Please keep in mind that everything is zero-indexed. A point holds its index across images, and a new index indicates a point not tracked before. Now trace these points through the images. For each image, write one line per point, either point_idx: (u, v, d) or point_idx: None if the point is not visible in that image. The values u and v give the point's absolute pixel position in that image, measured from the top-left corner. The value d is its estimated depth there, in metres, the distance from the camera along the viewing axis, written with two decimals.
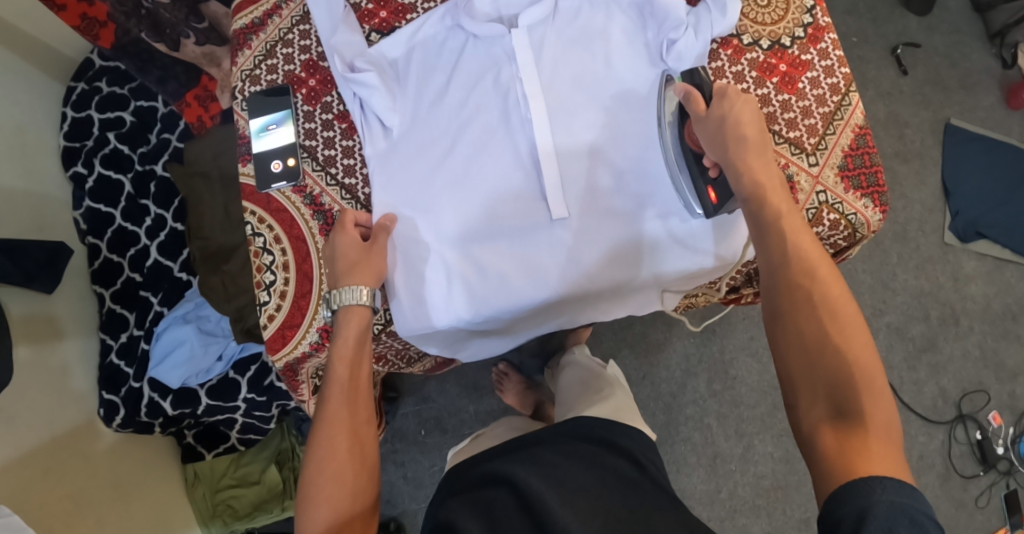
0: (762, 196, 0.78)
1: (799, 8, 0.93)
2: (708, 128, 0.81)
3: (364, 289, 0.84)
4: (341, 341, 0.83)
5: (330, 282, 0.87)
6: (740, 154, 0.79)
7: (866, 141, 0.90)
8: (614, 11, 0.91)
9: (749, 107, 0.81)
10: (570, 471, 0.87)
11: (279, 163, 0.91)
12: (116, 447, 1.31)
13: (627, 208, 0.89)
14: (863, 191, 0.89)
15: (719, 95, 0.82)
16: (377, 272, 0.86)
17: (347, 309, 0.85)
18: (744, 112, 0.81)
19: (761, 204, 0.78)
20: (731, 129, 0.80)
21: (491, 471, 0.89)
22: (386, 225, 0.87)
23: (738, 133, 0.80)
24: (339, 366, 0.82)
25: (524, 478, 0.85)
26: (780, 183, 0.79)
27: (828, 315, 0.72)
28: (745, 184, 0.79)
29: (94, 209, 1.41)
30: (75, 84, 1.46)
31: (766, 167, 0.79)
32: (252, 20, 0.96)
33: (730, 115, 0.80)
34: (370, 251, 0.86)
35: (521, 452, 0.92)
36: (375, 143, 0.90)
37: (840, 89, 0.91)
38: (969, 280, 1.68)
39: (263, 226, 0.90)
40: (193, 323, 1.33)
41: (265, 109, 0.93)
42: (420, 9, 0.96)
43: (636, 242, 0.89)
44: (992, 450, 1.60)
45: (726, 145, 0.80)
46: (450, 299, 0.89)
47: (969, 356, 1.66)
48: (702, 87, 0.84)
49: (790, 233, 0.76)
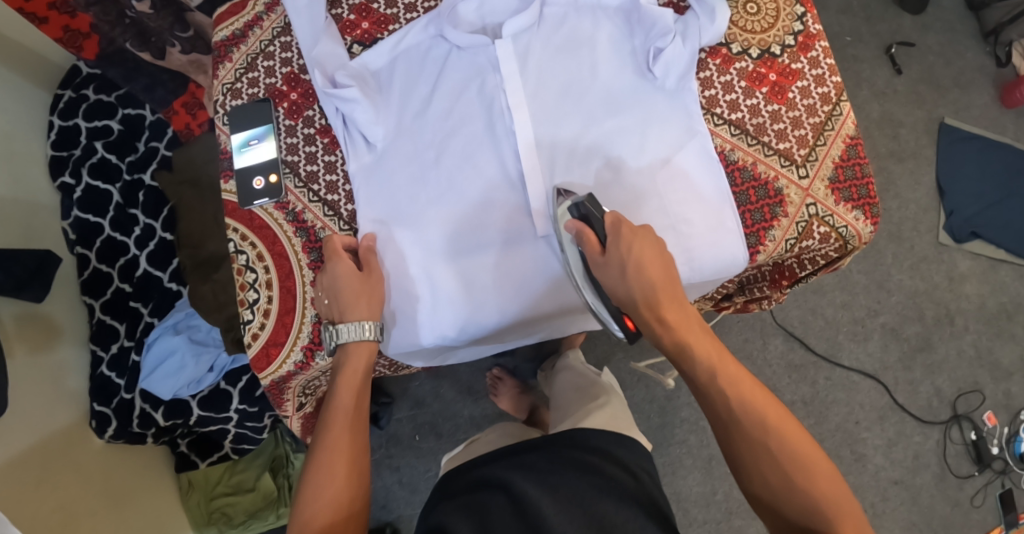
0: (688, 350, 0.80)
1: (790, 15, 0.93)
2: (608, 277, 0.80)
3: (369, 324, 0.84)
4: (350, 371, 0.84)
5: (328, 312, 0.86)
6: (644, 297, 0.78)
7: (857, 152, 0.89)
8: (601, 18, 0.90)
9: (650, 245, 0.79)
10: (563, 481, 0.87)
11: (261, 179, 0.90)
12: (108, 459, 1.31)
13: (557, 275, 0.88)
14: (854, 203, 0.87)
15: (613, 230, 0.79)
16: (373, 303, 0.85)
17: (350, 344, 0.84)
18: (643, 252, 0.78)
19: (689, 360, 0.80)
20: (633, 274, 0.78)
21: (484, 478, 0.90)
22: (368, 244, 0.86)
23: (643, 276, 0.78)
24: (346, 393, 0.83)
25: (520, 485, 0.86)
26: (676, 303, 0.79)
27: (789, 458, 0.76)
28: (665, 335, 0.79)
29: (82, 219, 1.40)
30: (62, 92, 1.44)
31: (673, 302, 0.79)
32: (232, 32, 0.95)
33: (630, 257, 0.78)
34: (365, 280, 0.85)
35: (510, 458, 0.92)
36: (359, 158, 0.89)
37: (831, 99, 0.90)
38: (964, 279, 1.68)
39: (246, 243, 0.89)
40: (184, 333, 1.32)
41: (246, 124, 0.93)
42: (403, 20, 0.95)
43: (561, 299, 0.88)
44: (987, 449, 1.60)
45: (631, 294, 0.78)
46: (437, 310, 0.88)
47: (964, 356, 1.66)
48: (592, 217, 0.80)
49: (731, 387, 0.79)
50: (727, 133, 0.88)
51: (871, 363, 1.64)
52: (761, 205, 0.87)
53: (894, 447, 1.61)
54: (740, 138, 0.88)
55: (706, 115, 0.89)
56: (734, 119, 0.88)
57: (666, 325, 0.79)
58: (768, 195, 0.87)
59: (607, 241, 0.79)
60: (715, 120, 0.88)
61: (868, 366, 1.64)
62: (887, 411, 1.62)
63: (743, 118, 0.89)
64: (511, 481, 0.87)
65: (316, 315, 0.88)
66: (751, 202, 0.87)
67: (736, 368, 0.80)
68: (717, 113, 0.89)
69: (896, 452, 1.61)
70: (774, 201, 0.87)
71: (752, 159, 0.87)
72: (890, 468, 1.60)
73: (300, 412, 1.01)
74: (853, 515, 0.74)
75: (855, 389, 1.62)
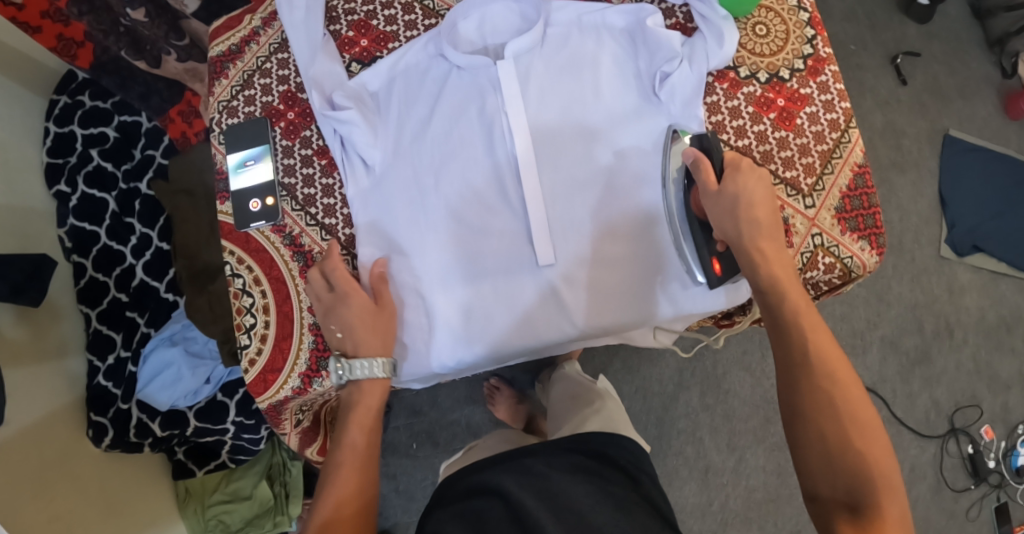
0: (779, 285, 0.78)
1: (799, 38, 0.92)
2: (717, 211, 0.78)
3: (380, 361, 0.83)
4: (360, 408, 0.84)
5: (338, 345, 0.84)
6: (751, 237, 0.78)
7: (865, 181, 0.87)
8: (606, 38, 0.89)
9: (763, 185, 0.79)
10: (561, 491, 0.84)
11: (258, 202, 0.89)
12: (105, 469, 1.30)
13: (653, 237, 0.86)
14: (860, 233, 0.86)
15: (731, 165, 0.80)
16: (385, 337, 0.84)
17: (357, 384, 0.84)
18: (755, 190, 0.78)
19: (778, 295, 0.78)
20: (741, 211, 0.77)
21: (481, 482, 0.87)
22: (379, 270, 0.84)
23: (752, 213, 0.78)
24: (357, 431, 0.83)
25: (514, 492, 0.83)
26: (774, 242, 0.79)
27: (847, 415, 0.73)
28: (762, 276, 0.78)
29: (78, 227, 1.39)
30: (57, 97, 1.42)
31: (773, 243, 0.78)
32: (228, 47, 0.94)
33: (741, 194, 0.78)
34: (376, 309, 0.84)
35: (509, 461, 0.90)
36: (357, 181, 0.87)
37: (840, 125, 0.89)
38: (964, 291, 1.66)
39: (242, 266, 0.88)
40: (180, 345, 1.32)
41: (242, 143, 0.91)
42: (403, 37, 0.93)
43: (557, 329, 0.86)
44: (983, 463, 1.60)
45: (740, 230, 0.77)
46: (435, 339, 0.87)
47: (962, 369, 1.65)
48: (712, 151, 0.80)
49: (812, 333, 0.76)
50: None
51: (869, 376, 1.62)
52: None
53: None
54: None
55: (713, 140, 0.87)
56: (740, 146, 0.87)
57: (765, 260, 0.78)
58: None
59: (725, 175, 0.79)
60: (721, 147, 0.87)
61: (867, 379, 1.62)
62: (884, 424, 1.61)
63: (749, 145, 0.87)
64: (507, 488, 0.84)
65: (313, 341, 0.87)
66: None
67: (820, 319, 0.77)
68: (724, 139, 0.87)
69: None
70: (779, 232, 0.85)
71: None
72: None
73: (298, 430, 1.00)
74: (896, 494, 0.71)
75: None
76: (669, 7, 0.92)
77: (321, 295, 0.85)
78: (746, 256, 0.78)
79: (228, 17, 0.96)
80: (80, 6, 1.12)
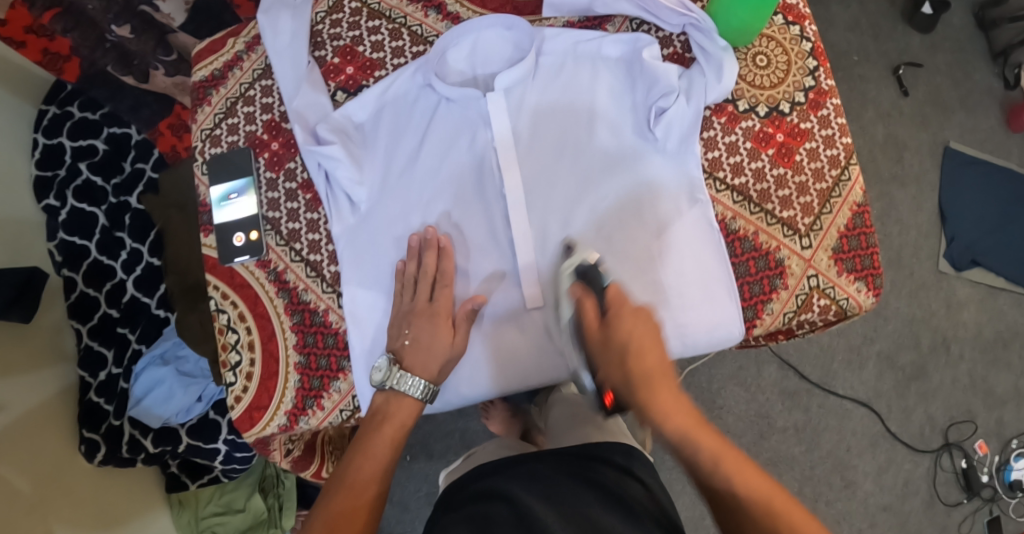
0: (689, 439, 0.75)
1: (801, 70, 0.90)
2: (597, 351, 0.77)
3: (424, 381, 0.82)
4: (392, 416, 0.81)
5: (397, 351, 0.82)
6: (647, 394, 0.76)
7: (864, 221, 0.86)
8: (601, 70, 0.87)
9: (648, 331, 0.77)
10: (568, 492, 0.80)
11: (242, 236, 0.88)
12: (99, 484, 1.28)
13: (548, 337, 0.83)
14: (856, 274, 0.85)
15: (613, 305, 0.77)
16: (444, 364, 0.83)
17: (398, 395, 0.82)
18: (642, 337, 0.77)
19: (691, 449, 0.74)
20: (632, 360, 0.76)
21: (489, 488, 0.84)
22: (473, 308, 0.82)
23: (642, 362, 0.76)
24: (381, 443, 0.80)
25: (520, 496, 0.80)
26: (670, 387, 0.77)
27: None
28: (672, 431, 0.75)
29: (68, 241, 1.37)
30: (47, 108, 1.40)
31: (670, 387, 0.77)
32: (211, 73, 0.92)
33: (631, 342, 0.76)
34: (450, 337, 0.83)
35: (514, 466, 0.87)
36: (342, 219, 0.85)
37: (840, 162, 0.87)
38: (962, 306, 1.64)
39: (227, 302, 0.87)
40: (171, 365, 1.31)
41: (226, 175, 0.89)
42: (390, 65, 0.90)
43: (541, 376, 0.84)
44: (977, 478, 1.58)
45: (629, 384, 0.76)
46: (461, 369, 0.85)
47: (958, 384, 1.62)
48: (594, 286, 0.77)
49: (736, 475, 0.71)
50: (728, 200, 0.85)
51: (865, 391, 1.60)
52: (761, 276, 0.84)
53: (884, 474, 1.57)
54: (742, 205, 0.85)
55: (709, 179, 0.85)
56: (737, 184, 0.85)
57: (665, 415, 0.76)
58: (768, 267, 0.84)
59: (608, 321, 0.76)
60: (717, 185, 0.85)
61: (862, 393, 1.60)
62: (879, 438, 1.58)
63: (746, 183, 0.86)
64: (512, 492, 0.80)
65: (299, 380, 0.86)
66: (751, 274, 0.84)
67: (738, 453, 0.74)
68: (720, 177, 0.86)
69: (887, 478, 1.57)
70: (774, 273, 0.84)
71: (754, 229, 0.85)
72: (880, 495, 1.57)
73: (289, 457, 0.98)
74: None
75: (847, 417, 1.58)
76: (667, 35, 0.89)
77: (418, 297, 0.83)
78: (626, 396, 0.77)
79: (211, 40, 0.94)
80: (64, 23, 1.08)
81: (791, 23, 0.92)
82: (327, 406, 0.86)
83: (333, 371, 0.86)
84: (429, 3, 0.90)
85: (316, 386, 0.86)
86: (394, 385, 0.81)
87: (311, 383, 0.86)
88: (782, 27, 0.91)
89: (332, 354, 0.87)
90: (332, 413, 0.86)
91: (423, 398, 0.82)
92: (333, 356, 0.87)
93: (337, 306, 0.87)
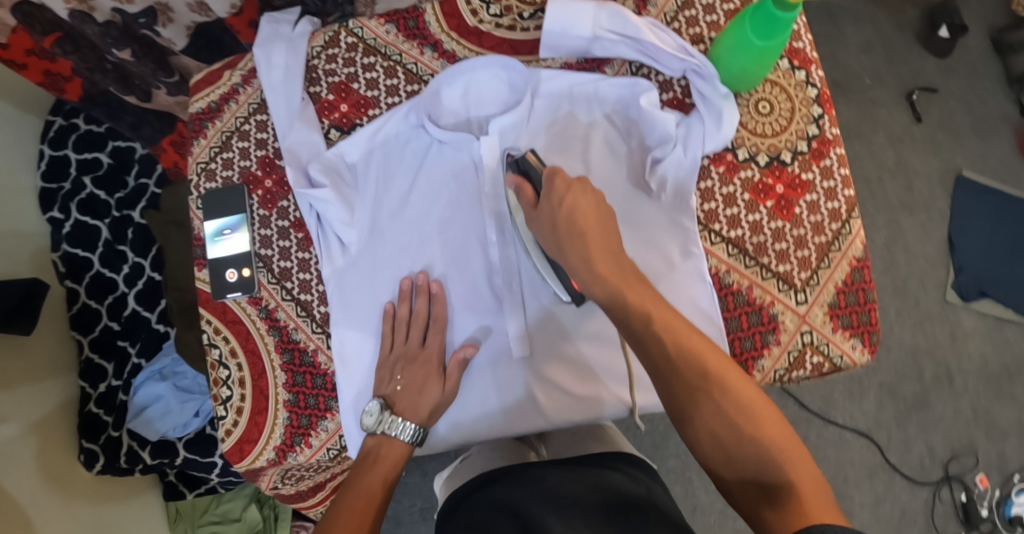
0: (622, 298, 0.70)
1: (805, 116, 0.87)
2: (539, 229, 0.75)
3: (412, 425, 0.80)
4: (387, 449, 0.80)
5: (388, 397, 0.81)
6: (578, 252, 0.72)
7: (863, 276, 0.85)
8: (597, 113, 0.85)
9: (588, 198, 0.74)
10: (574, 496, 0.71)
11: (234, 272, 0.88)
12: (96, 494, 1.25)
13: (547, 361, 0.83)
14: (852, 331, 0.84)
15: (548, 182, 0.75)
16: (435, 408, 0.82)
17: (387, 440, 0.80)
18: (578, 204, 0.73)
19: (624, 312, 0.70)
20: (561, 221, 0.73)
21: (491, 498, 0.75)
22: (464, 356, 0.82)
23: (574, 229, 0.73)
24: (374, 472, 0.78)
25: (525, 504, 0.71)
26: (610, 258, 0.72)
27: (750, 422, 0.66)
28: (599, 290, 0.71)
29: (71, 254, 1.37)
30: (53, 118, 1.41)
31: (604, 254, 0.72)
32: (207, 104, 0.92)
33: (560, 210, 0.73)
34: (440, 383, 0.82)
35: (525, 472, 0.78)
36: (332, 261, 0.85)
37: (841, 215, 0.85)
38: (967, 338, 1.54)
39: (219, 337, 0.87)
40: (169, 380, 1.31)
41: (219, 211, 0.89)
42: (384, 103, 0.88)
43: (526, 423, 0.83)
44: (976, 511, 1.47)
45: (562, 247, 0.73)
46: (451, 413, 0.84)
47: (960, 416, 1.51)
48: (529, 172, 0.78)
49: (668, 333, 0.69)
50: (723, 252, 0.84)
51: (864, 421, 1.49)
52: (753, 332, 0.83)
53: (881, 505, 1.46)
54: (737, 259, 0.84)
55: (704, 230, 0.84)
56: (733, 237, 0.84)
57: (599, 279, 0.72)
58: (761, 322, 0.83)
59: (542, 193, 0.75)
60: (712, 237, 0.84)
61: (862, 423, 1.49)
62: (877, 468, 1.47)
63: (742, 236, 0.84)
64: (516, 502, 0.72)
65: (288, 417, 0.86)
66: (743, 328, 0.83)
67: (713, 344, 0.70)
68: (715, 229, 0.84)
69: (883, 509, 1.46)
70: (767, 329, 0.83)
71: (748, 283, 0.83)
72: (877, 526, 1.46)
73: (274, 485, 0.97)
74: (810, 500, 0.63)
75: (845, 446, 1.48)
76: (667, 79, 0.87)
77: (409, 341, 0.82)
78: (583, 273, 0.72)
79: (208, 70, 0.94)
80: (64, 46, 1.09)
81: (798, 67, 0.89)
82: (314, 444, 0.86)
83: (321, 410, 0.87)
84: (425, 40, 0.89)
85: (304, 424, 0.86)
86: (386, 430, 0.80)
87: (299, 421, 0.86)
88: (787, 72, 0.88)
89: (321, 394, 0.87)
90: (320, 451, 0.86)
91: (413, 441, 0.81)
92: (321, 396, 0.87)
93: (327, 346, 0.87)
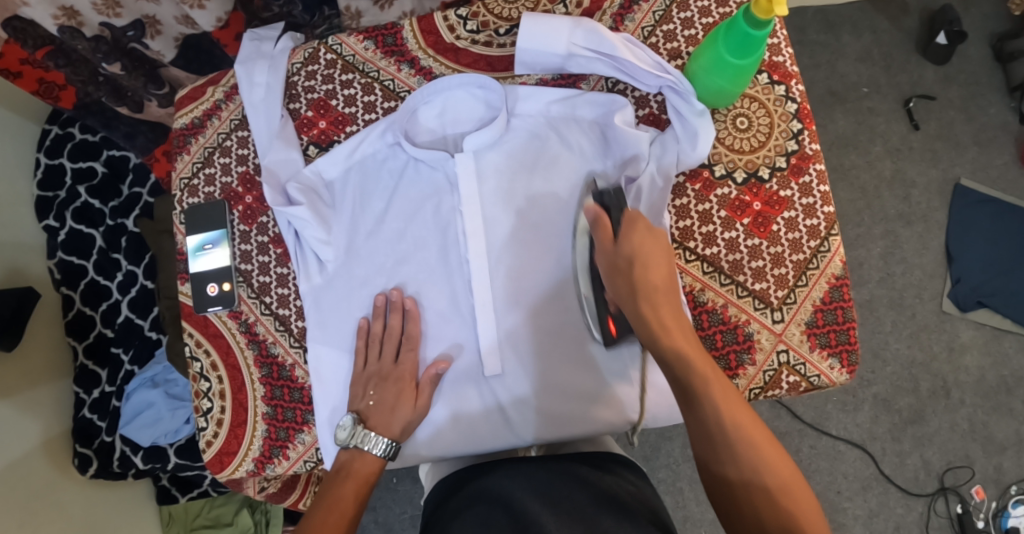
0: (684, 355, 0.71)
1: (785, 132, 0.87)
2: (610, 270, 0.75)
3: (386, 439, 0.80)
4: (359, 461, 0.80)
5: (361, 411, 0.81)
6: (649, 306, 0.72)
7: (842, 294, 0.84)
8: (574, 130, 0.85)
9: (656, 246, 0.73)
10: (563, 492, 0.70)
11: (215, 286, 0.89)
12: (90, 498, 1.26)
13: (538, 375, 0.83)
14: (831, 350, 0.83)
15: (628, 226, 0.74)
16: (407, 425, 0.81)
17: (358, 452, 0.80)
18: (650, 252, 0.73)
19: (684, 364, 0.70)
20: (636, 274, 0.72)
21: (486, 489, 0.73)
22: (436, 372, 0.82)
23: (645, 286, 0.72)
24: (347, 484, 0.78)
25: (518, 497, 0.69)
26: (676, 318, 0.73)
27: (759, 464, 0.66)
28: (667, 344, 0.71)
29: (67, 260, 1.39)
30: (49, 127, 1.42)
31: (677, 319, 0.73)
32: (191, 121, 0.93)
33: (632, 262, 0.73)
34: (412, 400, 0.82)
35: (513, 467, 0.76)
36: (309, 278, 0.86)
37: (819, 232, 0.84)
38: (965, 350, 1.49)
39: (201, 350, 0.88)
40: (161, 387, 1.29)
41: (201, 226, 0.90)
42: (361, 120, 0.89)
43: (499, 439, 0.83)
44: (972, 526, 1.41)
45: (633, 297, 0.72)
46: (422, 431, 0.84)
47: (957, 430, 1.46)
48: (611, 209, 0.77)
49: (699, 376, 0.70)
50: (698, 270, 0.84)
51: (859, 433, 1.46)
52: (728, 351, 0.83)
53: (875, 519, 1.42)
54: (712, 277, 0.84)
55: (679, 248, 0.85)
56: (708, 255, 0.84)
57: (668, 332, 0.72)
58: (736, 340, 0.83)
59: (622, 237, 0.74)
60: (687, 255, 0.84)
61: (855, 435, 1.46)
62: (871, 481, 1.43)
63: (718, 253, 0.84)
64: (509, 493, 0.70)
65: (266, 430, 0.87)
66: (718, 347, 0.83)
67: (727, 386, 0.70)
68: (691, 247, 0.85)
69: (877, 523, 1.42)
70: (742, 347, 0.83)
71: (723, 301, 0.83)
72: None
73: (262, 494, 0.97)
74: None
75: (839, 459, 1.45)
76: (643, 96, 0.87)
77: (383, 358, 0.83)
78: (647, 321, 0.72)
79: (193, 87, 0.95)
80: (57, 60, 1.09)
81: (777, 82, 0.88)
82: (292, 456, 0.86)
83: (299, 423, 0.87)
84: (402, 57, 0.90)
85: (282, 437, 0.87)
86: (358, 443, 0.79)
87: (277, 433, 0.87)
88: (766, 87, 0.88)
89: (298, 408, 0.87)
90: (297, 463, 0.87)
91: (386, 455, 0.80)
92: (299, 409, 0.87)
93: (304, 361, 0.88)
